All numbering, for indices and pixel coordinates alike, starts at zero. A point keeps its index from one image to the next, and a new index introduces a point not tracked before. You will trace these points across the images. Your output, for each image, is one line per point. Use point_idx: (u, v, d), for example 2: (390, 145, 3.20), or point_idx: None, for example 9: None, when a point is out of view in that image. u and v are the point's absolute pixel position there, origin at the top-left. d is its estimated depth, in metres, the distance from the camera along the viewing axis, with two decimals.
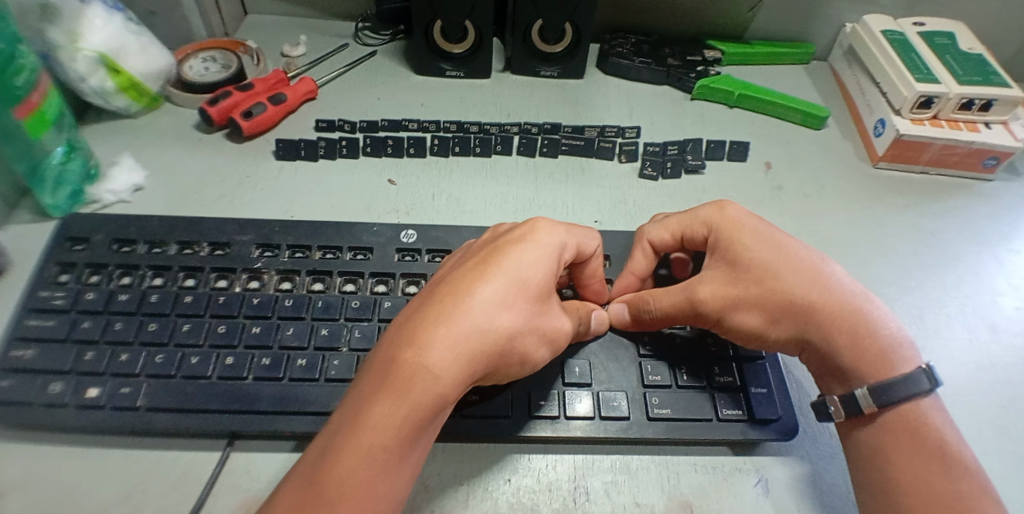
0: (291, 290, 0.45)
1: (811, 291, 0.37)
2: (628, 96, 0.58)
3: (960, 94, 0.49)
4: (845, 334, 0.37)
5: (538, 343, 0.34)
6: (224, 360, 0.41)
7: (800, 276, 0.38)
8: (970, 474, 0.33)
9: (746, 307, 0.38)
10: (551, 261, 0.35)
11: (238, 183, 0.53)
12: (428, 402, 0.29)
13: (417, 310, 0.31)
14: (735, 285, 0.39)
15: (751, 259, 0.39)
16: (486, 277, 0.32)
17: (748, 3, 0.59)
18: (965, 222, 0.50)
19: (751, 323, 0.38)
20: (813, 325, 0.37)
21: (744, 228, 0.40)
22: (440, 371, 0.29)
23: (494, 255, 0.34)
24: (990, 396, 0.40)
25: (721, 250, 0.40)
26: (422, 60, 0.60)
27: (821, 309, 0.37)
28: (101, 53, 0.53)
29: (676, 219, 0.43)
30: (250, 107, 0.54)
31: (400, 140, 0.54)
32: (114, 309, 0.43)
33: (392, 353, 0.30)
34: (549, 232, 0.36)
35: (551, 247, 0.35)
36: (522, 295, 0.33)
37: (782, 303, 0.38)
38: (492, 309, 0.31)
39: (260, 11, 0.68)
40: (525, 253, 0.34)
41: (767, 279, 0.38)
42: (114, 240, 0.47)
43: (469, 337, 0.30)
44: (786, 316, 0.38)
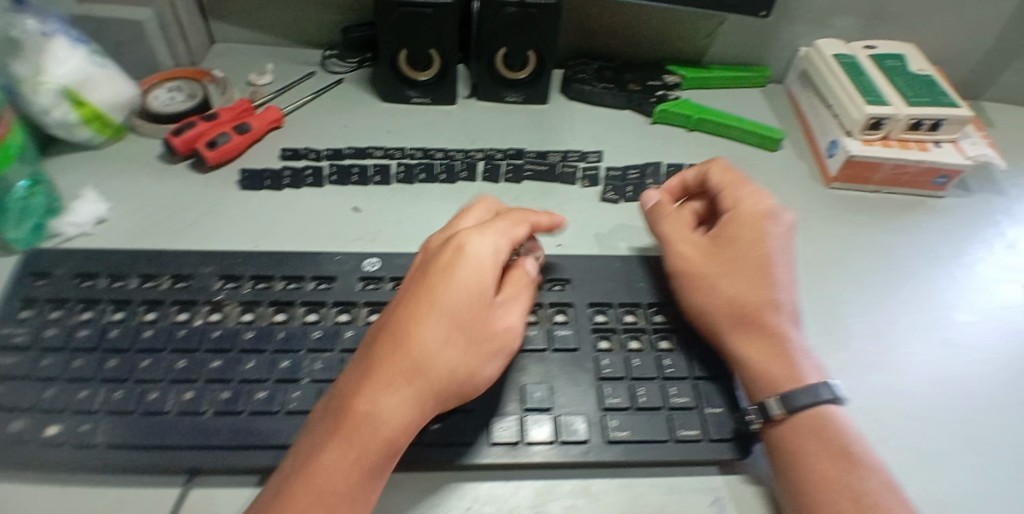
0: (253, 321, 0.45)
1: (749, 302, 0.42)
2: (591, 120, 0.59)
3: (909, 115, 0.51)
4: (756, 350, 0.40)
5: (488, 350, 0.36)
6: (184, 394, 0.41)
7: (757, 282, 0.43)
8: (873, 472, 0.35)
9: (700, 286, 0.44)
10: (484, 275, 0.37)
11: (202, 213, 0.53)
12: (381, 440, 0.32)
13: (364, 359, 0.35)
14: (705, 263, 0.45)
15: (735, 253, 0.44)
16: (423, 314, 0.35)
17: (706, 29, 0.61)
18: (919, 239, 0.52)
19: (691, 300, 0.44)
20: (731, 332, 0.41)
21: (760, 226, 0.45)
22: (389, 408, 0.33)
23: (429, 288, 0.36)
24: (943, 408, 0.41)
25: (728, 233, 0.45)
26: (387, 87, 0.60)
27: (757, 317, 0.42)
28: (64, 86, 0.52)
29: (719, 186, 0.48)
30: (214, 137, 0.55)
31: (365, 168, 0.55)
32: (75, 345, 0.43)
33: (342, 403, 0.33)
34: (479, 246, 0.37)
35: (478, 259, 0.37)
36: (460, 321, 0.35)
37: (725, 302, 0.42)
38: (431, 344, 0.34)
39: (227, 39, 0.69)
40: (456, 278, 0.36)
41: (725, 275, 0.43)
42: (77, 274, 0.47)
43: (412, 374, 0.34)
44: (715, 314, 0.42)
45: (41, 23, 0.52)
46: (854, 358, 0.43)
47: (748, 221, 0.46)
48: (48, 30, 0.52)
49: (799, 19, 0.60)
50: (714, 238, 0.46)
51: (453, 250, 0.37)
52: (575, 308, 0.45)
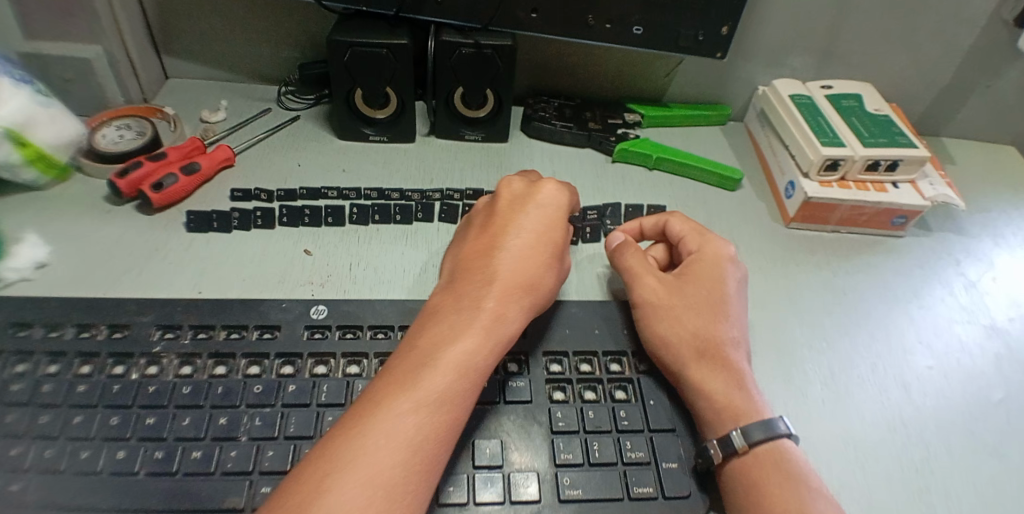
0: (191, 375, 0.42)
1: (714, 337, 0.42)
2: (551, 159, 0.59)
3: (865, 156, 0.51)
4: (720, 384, 0.40)
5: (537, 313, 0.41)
6: (115, 454, 0.38)
7: (719, 319, 0.43)
8: (831, 500, 0.35)
9: (663, 319, 0.43)
10: (546, 245, 0.43)
11: (147, 257, 0.51)
12: (476, 374, 0.36)
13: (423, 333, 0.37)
14: (670, 297, 0.45)
15: (699, 288, 0.45)
16: (500, 275, 0.40)
17: (665, 68, 0.61)
18: (876, 281, 0.51)
19: (653, 333, 0.43)
20: (694, 366, 0.41)
21: (721, 268, 0.46)
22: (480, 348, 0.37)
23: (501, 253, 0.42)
24: (901, 456, 0.40)
25: (691, 273, 0.46)
26: (344, 125, 0.59)
27: (720, 352, 0.42)
28: (7, 127, 0.51)
29: (686, 227, 0.49)
30: (161, 178, 0.53)
31: (318, 209, 0.53)
32: (5, 400, 0.40)
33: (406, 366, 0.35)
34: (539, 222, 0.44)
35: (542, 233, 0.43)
36: (527, 285, 0.41)
37: (690, 336, 0.42)
38: (506, 301, 0.39)
39: (182, 75, 0.68)
40: (523, 246, 0.42)
41: (691, 310, 0.43)
42: (11, 324, 0.44)
43: (495, 323, 0.38)
44: (680, 347, 0.42)
45: None
46: (812, 407, 0.42)
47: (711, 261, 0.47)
48: None
49: (754, 59, 0.61)
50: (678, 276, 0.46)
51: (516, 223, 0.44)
52: (529, 357, 0.43)
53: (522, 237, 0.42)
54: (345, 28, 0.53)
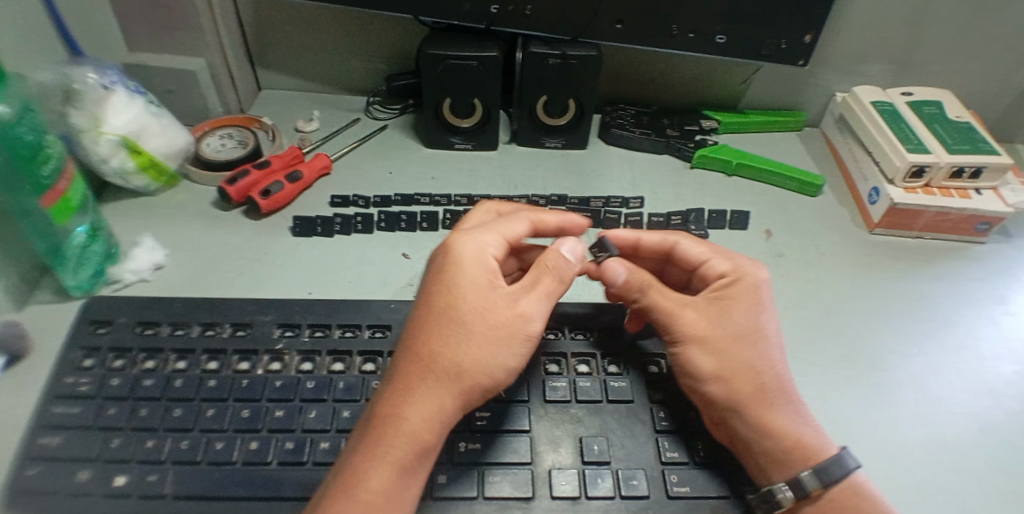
0: (312, 371, 0.44)
1: (768, 373, 0.38)
2: (630, 166, 0.62)
3: (950, 163, 0.52)
4: (784, 422, 0.37)
5: (502, 343, 0.35)
6: (248, 444, 0.40)
7: (770, 352, 0.39)
8: None
9: (715, 352, 0.38)
10: (479, 273, 0.36)
11: (255, 260, 0.54)
12: (411, 444, 0.32)
13: (456, 315, 0.35)
14: (717, 327, 0.39)
15: (747, 318, 0.39)
16: (442, 319, 0.34)
17: (741, 75, 0.64)
18: (961, 287, 0.52)
19: (700, 363, 0.38)
20: (752, 405, 0.37)
21: (760, 290, 0.40)
22: (420, 414, 0.33)
23: (443, 291, 0.35)
24: (989, 458, 0.41)
25: (730, 296, 0.40)
26: (432, 134, 0.63)
27: (777, 389, 0.38)
28: (124, 136, 0.54)
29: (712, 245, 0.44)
30: (269, 185, 0.57)
31: (413, 215, 0.57)
32: (139, 394, 0.41)
33: (444, 355, 0.34)
34: (470, 244, 0.37)
35: (471, 260, 0.37)
36: (473, 324, 0.34)
37: (745, 371, 0.38)
38: (449, 348, 0.34)
39: (272, 86, 0.72)
40: (463, 281, 0.36)
41: (744, 341, 0.38)
42: (137, 323, 0.46)
43: (437, 378, 0.33)
44: (733, 382, 0.37)
45: (100, 75, 0.54)
46: (903, 412, 0.43)
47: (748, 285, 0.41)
48: (107, 83, 0.54)
49: (831, 66, 0.63)
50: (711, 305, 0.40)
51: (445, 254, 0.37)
52: (628, 357, 0.43)
53: (457, 280, 0.35)
54: (439, 42, 0.56)
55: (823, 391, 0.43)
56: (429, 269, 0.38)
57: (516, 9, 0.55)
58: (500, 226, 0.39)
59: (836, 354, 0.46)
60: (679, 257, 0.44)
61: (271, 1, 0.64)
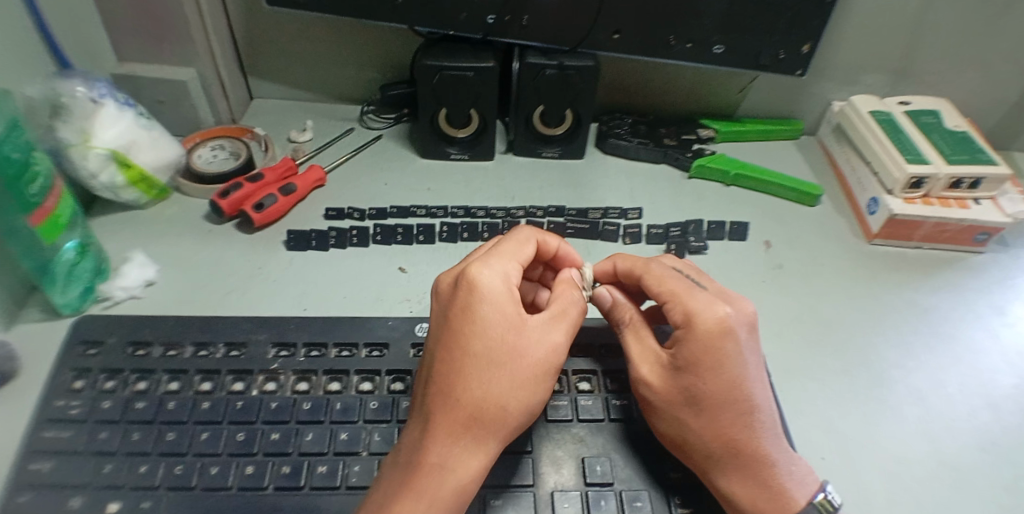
0: (308, 391, 0.43)
1: (730, 438, 0.35)
2: (628, 176, 0.62)
3: (948, 174, 0.52)
4: (749, 484, 0.35)
5: (533, 374, 0.34)
6: (243, 469, 0.39)
7: (733, 412, 0.35)
8: None
9: (669, 418, 0.36)
10: (501, 301, 0.34)
11: (250, 276, 0.53)
12: (450, 488, 0.31)
13: (494, 354, 0.33)
14: (670, 388, 0.36)
15: (704, 379, 0.35)
16: (466, 351, 0.33)
17: (739, 84, 0.64)
18: (958, 297, 0.52)
19: (660, 425, 0.37)
20: (709, 470, 0.35)
21: (721, 343, 0.34)
22: (454, 454, 0.32)
23: (461, 321, 0.34)
24: (990, 474, 0.40)
25: (681, 355, 0.36)
26: (428, 144, 0.62)
27: (740, 453, 0.35)
28: (113, 150, 0.52)
29: (676, 281, 0.38)
30: (261, 199, 0.56)
31: (410, 228, 0.56)
32: (131, 418, 0.40)
33: (482, 398, 0.32)
34: (486, 270, 0.35)
35: (491, 286, 0.34)
36: (500, 355, 0.33)
37: (698, 437, 0.35)
38: (479, 382, 0.33)
39: (265, 95, 0.71)
40: (482, 310, 0.34)
41: (691, 407, 0.35)
42: (129, 343, 0.45)
43: (470, 415, 0.32)
44: (687, 447, 0.36)
45: (88, 88, 0.53)
46: (906, 429, 0.42)
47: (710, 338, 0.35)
48: (96, 96, 0.53)
49: (830, 76, 0.63)
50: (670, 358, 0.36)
51: (462, 281, 0.35)
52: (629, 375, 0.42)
53: (477, 309, 0.34)
54: (435, 53, 0.55)
55: (827, 407, 0.43)
56: (443, 300, 0.36)
57: (513, 19, 0.54)
58: (515, 254, 0.37)
59: (840, 368, 0.46)
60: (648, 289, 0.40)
61: (263, 10, 0.63)
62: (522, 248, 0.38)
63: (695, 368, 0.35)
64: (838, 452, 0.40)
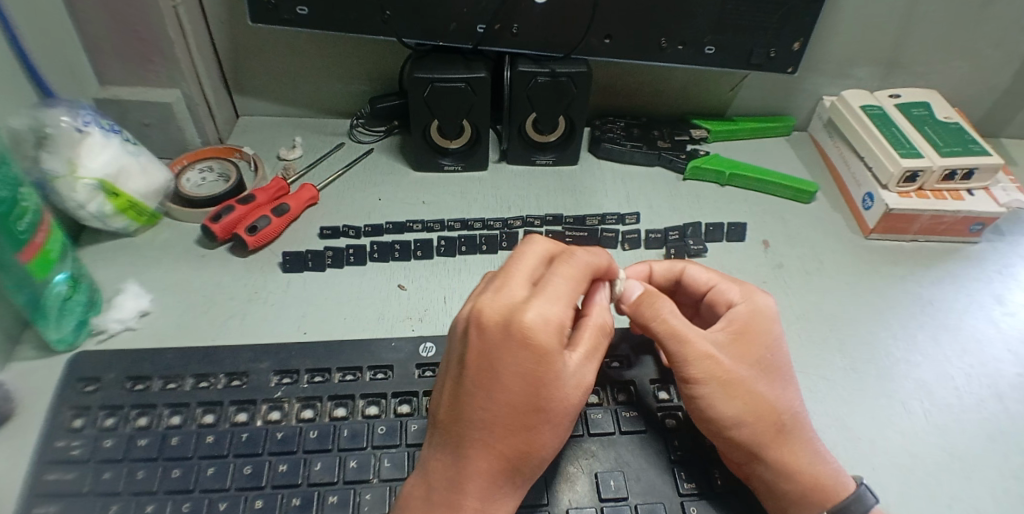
0: (314, 418, 0.42)
1: (789, 410, 0.37)
2: (623, 180, 0.62)
3: (943, 166, 0.52)
4: (806, 458, 0.36)
5: (571, 418, 0.34)
6: (253, 503, 0.38)
7: (788, 386, 0.38)
8: None
9: (738, 395, 0.36)
10: (554, 355, 0.32)
11: (246, 301, 0.52)
12: None
13: (540, 411, 0.32)
14: (743, 362, 0.37)
15: (767, 352, 0.38)
16: (513, 408, 0.31)
17: (730, 83, 0.64)
18: (958, 288, 0.53)
19: (728, 406, 0.36)
20: (775, 446, 0.36)
21: (771, 327, 0.40)
22: (491, 495, 0.32)
23: (507, 377, 0.31)
24: (1000, 464, 0.41)
25: (747, 330, 0.39)
26: (420, 157, 0.62)
27: (798, 426, 0.37)
28: (100, 179, 0.51)
29: (720, 275, 0.43)
30: (254, 221, 0.55)
31: (407, 244, 0.55)
32: (134, 456, 0.40)
33: (526, 449, 0.32)
34: (539, 323, 0.31)
35: (545, 341, 0.31)
36: (545, 407, 0.32)
37: (769, 409, 0.36)
38: (524, 435, 0.32)
39: (252, 112, 0.70)
40: (531, 367, 0.31)
41: (766, 376, 0.37)
42: (128, 378, 0.44)
43: (511, 462, 0.32)
44: (759, 425, 0.36)
45: (73, 117, 0.51)
46: (916, 424, 0.43)
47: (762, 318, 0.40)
48: (81, 124, 0.51)
49: (820, 71, 0.63)
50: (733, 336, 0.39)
51: (515, 332, 0.31)
52: (638, 385, 0.42)
53: (529, 364, 0.31)
54: (425, 65, 0.55)
55: (837, 406, 0.43)
56: (485, 341, 0.32)
57: (503, 28, 0.53)
58: (565, 288, 0.34)
59: (845, 365, 0.46)
60: (690, 282, 0.44)
61: (246, 28, 0.61)
62: (571, 278, 0.34)
63: (762, 340, 0.39)
64: (849, 451, 0.41)
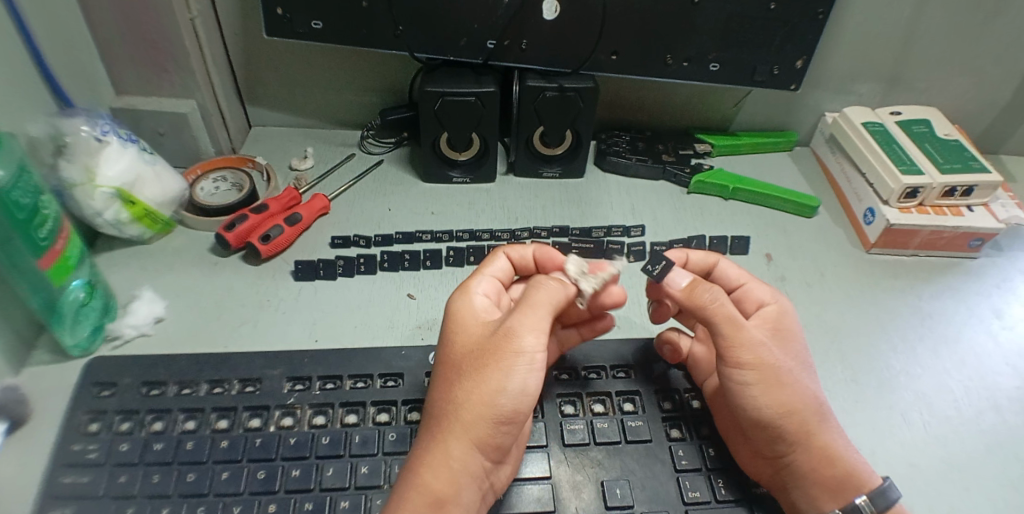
0: (325, 424, 0.43)
1: (825, 402, 0.39)
2: (628, 193, 0.63)
3: (942, 183, 0.53)
4: (841, 447, 0.38)
5: (484, 360, 0.34)
6: (266, 507, 0.39)
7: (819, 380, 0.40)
8: None
9: (782, 387, 0.37)
10: (460, 310, 0.39)
11: (258, 308, 0.53)
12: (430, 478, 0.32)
13: (448, 354, 0.36)
14: (787, 356, 0.39)
15: (802, 350, 0.41)
16: (438, 360, 0.37)
17: (733, 98, 0.65)
18: (958, 302, 0.54)
19: (777, 396, 0.37)
20: (815, 436, 0.37)
21: (796, 327, 0.42)
22: (432, 448, 0.34)
23: (437, 341, 0.39)
24: (1000, 477, 0.41)
25: (784, 328, 0.41)
26: (430, 169, 0.63)
27: (832, 419, 0.39)
28: (117, 188, 0.52)
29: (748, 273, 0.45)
30: (267, 230, 0.56)
31: (416, 253, 0.57)
32: (150, 459, 0.41)
33: (442, 393, 0.34)
34: (453, 293, 0.41)
35: (452, 303, 0.40)
36: (455, 353, 0.36)
37: (810, 400, 0.38)
38: (444, 380, 0.35)
39: (264, 123, 0.72)
40: (445, 324, 0.39)
41: (807, 370, 0.39)
42: (143, 383, 0.45)
43: (438, 410, 0.34)
44: (802, 416, 0.37)
45: (92, 126, 0.52)
46: (916, 435, 0.44)
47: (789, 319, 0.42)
48: (100, 134, 0.52)
49: (821, 88, 0.65)
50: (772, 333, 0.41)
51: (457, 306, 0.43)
52: (643, 395, 0.43)
53: (444, 323, 0.39)
54: (436, 79, 0.56)
55: (839, 418, 0.44)
56: None
57: (512, 44, 0.55)
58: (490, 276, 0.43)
59: (847, 378, 0.47)
60: (719, 277, 0.45)
61: (261, 41, 0.63)
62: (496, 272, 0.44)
63: (797, 339, 0.41)
64: None
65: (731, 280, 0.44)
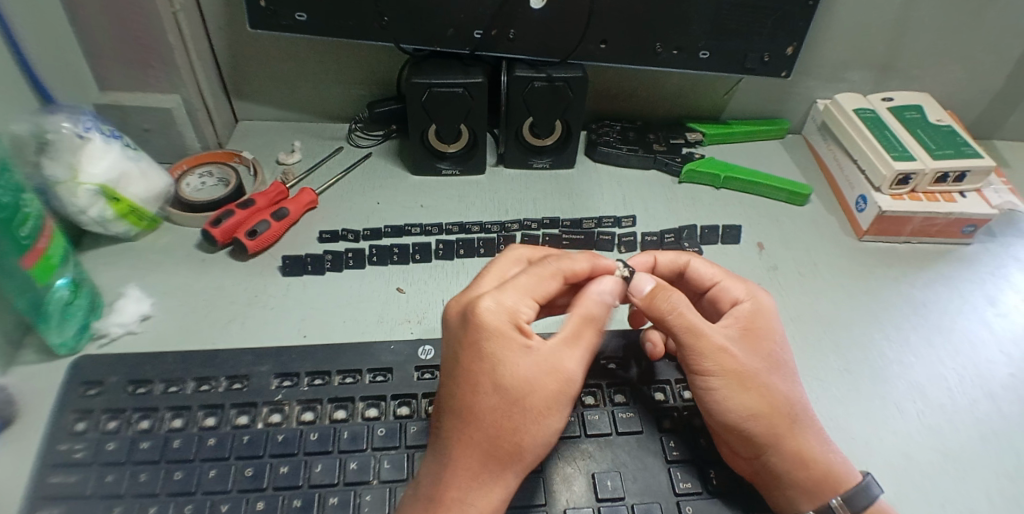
0: (314, 421, 0.43)
1: (799, 402, 0.38)
2: (619, 183, 0.62)
3: (935, 169, 0.53)
4: (817, 447, 0.37)
5: (552, 404, 0.33)
6: (254, 505, 0.39)
7: (794, 378, 0.39)
8: None
9: (748, 391, 0.37)
10: (508, 336, 0.33)
11: (246, 304, 0.53)
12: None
13: (503, 391, 0.32)
14: (755, 357, 0.38)
15: (775, 347, 0.39)
16: (482, 390, 0.32)
17: (725, 87, 0.65)
18: (950, 290, 0.53)
19: (744, 399, 0.36)
20: (788, 437, 0.36)
21: (773, 324, 0.41)
22: (476, 485, 0.32)
23: (471, 363, 0.33)
24: (993, 464, 0.41)
25: (756, 325, 0.40)
26: (419, 162, 0.62)
27: (808, 418, 0.38)
28: (102, 185, 0.51)
29: (723, 270, 0.44)
30: (254, 225, 0.55)
31: (406, 247, 0.56)
32: (137, 459, 0.40)
33: (499, 434, 0.32)
34: (492, 309, 0.34)
35: (497, 324, 0.33)
36: (514, 390, 0.32)
37: (779, 401, 0.37)
38: (497, 416, 0.32)
39: (251, 117, 0.71)
40: (490, 349, 0.33)
41: (776, 369, 0.38)
42: (129, 382, 0.44)
43: (488, 448, 0.32)
44: (773, 418, 0.36)
45: (74, 123, 0.51)
46: (909, 424, 0.43)
47: (765, 315, 0.41)
48: (82, 130, 0.51)
49: (814, 75, 0.64)
50: (744, 331, 0.40)
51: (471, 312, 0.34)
52: (633, 387, 0.43)
53: (486, 346, 0.33)
54: (422, 70, 0.55)
55: (832, 408, 0.44)
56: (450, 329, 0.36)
57: (500, 33, 0.54)
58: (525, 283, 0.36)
59: (840, 367, 0.47)
60: (692, 276, 0.45)
61: (245, 34, 0.62)
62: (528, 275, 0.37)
63: (771, 336, 0.40)
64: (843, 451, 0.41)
65: (705, 278, 0.44)
